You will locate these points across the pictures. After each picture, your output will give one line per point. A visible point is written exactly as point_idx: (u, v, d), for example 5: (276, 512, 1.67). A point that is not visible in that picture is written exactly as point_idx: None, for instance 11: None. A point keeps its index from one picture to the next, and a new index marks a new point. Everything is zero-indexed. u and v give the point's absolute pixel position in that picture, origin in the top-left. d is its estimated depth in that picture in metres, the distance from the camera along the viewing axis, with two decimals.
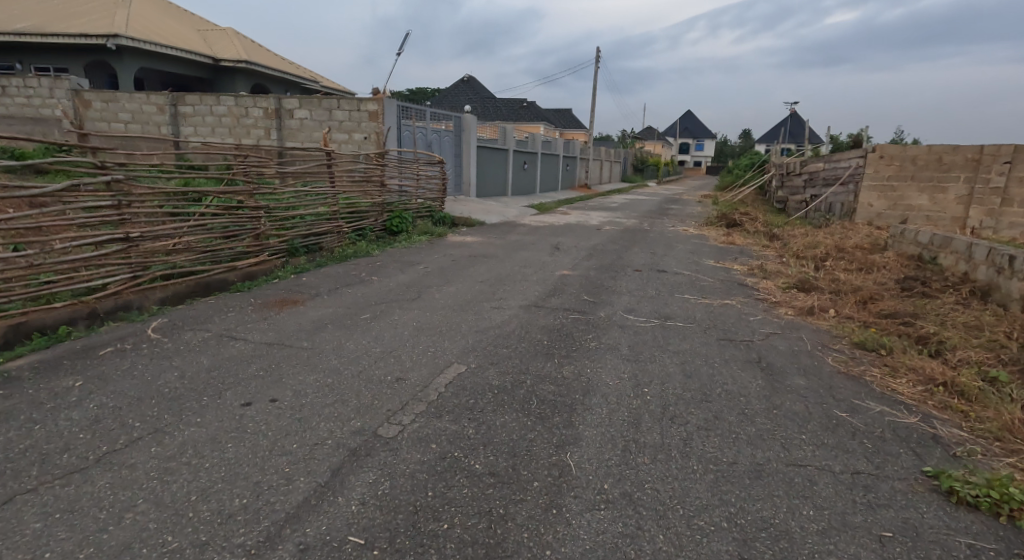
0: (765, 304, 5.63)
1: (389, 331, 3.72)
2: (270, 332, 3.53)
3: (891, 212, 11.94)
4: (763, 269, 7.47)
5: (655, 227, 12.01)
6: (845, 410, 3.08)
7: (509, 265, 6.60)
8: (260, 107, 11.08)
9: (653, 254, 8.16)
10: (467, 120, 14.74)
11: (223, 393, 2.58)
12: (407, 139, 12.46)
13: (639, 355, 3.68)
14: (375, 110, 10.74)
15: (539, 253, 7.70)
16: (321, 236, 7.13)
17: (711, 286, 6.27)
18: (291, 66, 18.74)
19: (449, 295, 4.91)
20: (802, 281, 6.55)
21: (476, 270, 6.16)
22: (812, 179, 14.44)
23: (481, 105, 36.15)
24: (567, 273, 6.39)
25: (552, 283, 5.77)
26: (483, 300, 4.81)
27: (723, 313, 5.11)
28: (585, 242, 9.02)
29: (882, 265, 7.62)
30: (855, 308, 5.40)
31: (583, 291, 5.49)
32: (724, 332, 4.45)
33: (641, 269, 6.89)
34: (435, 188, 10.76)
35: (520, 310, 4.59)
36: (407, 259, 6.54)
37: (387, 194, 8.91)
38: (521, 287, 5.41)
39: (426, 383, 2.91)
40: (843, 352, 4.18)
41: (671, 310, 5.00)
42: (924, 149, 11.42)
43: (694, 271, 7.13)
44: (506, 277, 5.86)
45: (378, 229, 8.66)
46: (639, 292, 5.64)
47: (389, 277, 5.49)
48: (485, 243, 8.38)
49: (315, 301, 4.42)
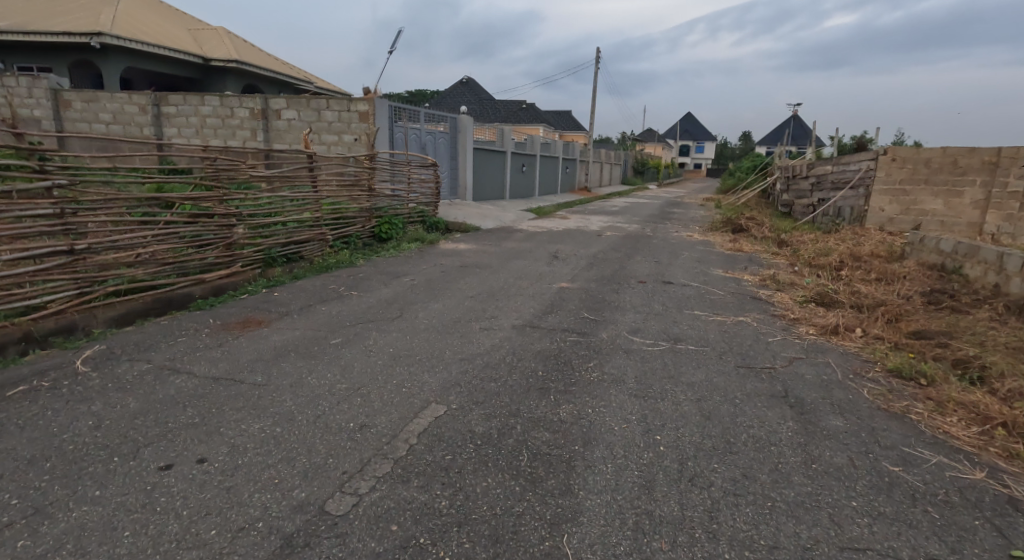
0: (782, 321, 5.16)
1: (361, 361, 3.24)
2: (221, 361, 3.05)
3: (904, 217, 11.46)
4: (775, 280, 7.00)
5: (659, 233, 11.53)
6: (897, 463, 2.61)
7: (503, 277, 6.13)
8: (247, 107, 10.63)
9: (658, 263, 7.69)
10: (463, 121, 14.33)
11: (140, 451, 2.09)
12: (400, 141, 12.03)
13: (647, 388, 3.21)
14: (365, 110, 10.37)
15: (536, 262, 7.23)
16: (303, 244, 6.65)
17: (722, 301, 5.79)
18: (284, 66, 18.29)
19: (434, 313, 4.45)
20: (821, 294, 6.07)
21: (468, 282, 5.69)
22: (819, 182, 13.97)
23: (479, 106, 35.67)
24: (565, 285, 5.92)
25: (550, 297, 5.30)
26: (473, 319, 4.34)
27: (738, 333, 4.63)
28: (586, 249, 8.55)
29: (903, 275, 7.14)
30: (883, 326, 4.93)
31: (585, 307, 5.01)
32: (741, 357, 3.98)
33: (645, 281, 6.41)
34: (428, 192, 10.31)
35: (513, 331, 4.12)
36: (393, 270, 6.06)
37: (376, 198, 8.44)
38: (515, 303, 4.94)
39: (395, 432, 2.43)
40: (877, 382, 3.70)
41: (680, 330, 4.53)
42: (938, 151, 10.95)
43: (702, 283, 6.65)
44: (500, 291, 5.39)
45: (366, 237, 8.18)
46: (644, 307, 5.17)
47: (372, 292, 5.02)
48: (480, 251, 7.91)
49: (283, 321, 3.94)
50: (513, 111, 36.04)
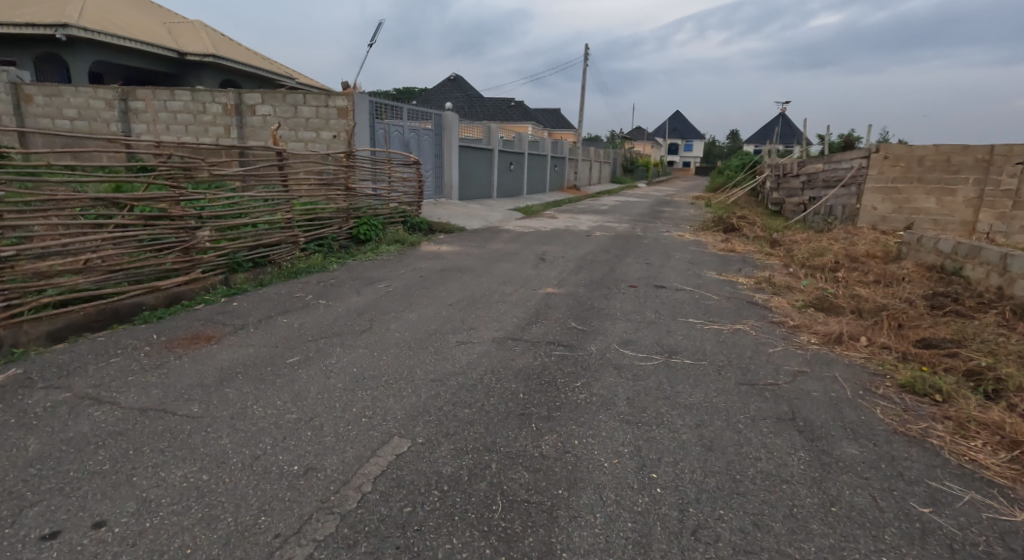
0: (781, 328, 4.85)
1: (317, 384, 2.87)
2: (154, 387, 2.67)
3: (896, 215, 11.23)
4: (771, 284, 6.70)
5: (649, 233, 11.23)
6: (924, 502, 2.30)
7: (486, 281, 5.77)
8: (219, 102, 10.24)
9: (649, 265, 7.36)
10: (448, 117, 13.95)
11: (23, 513, 1.72)
12: (382, 139, 11.61)
13: (640, 412, 2.87)
14: (344, 106, 10.01)
15: (522, 265, 6.87)
16: (271, 248, 6.24)
17: (718, 306, 5.47)
18: (264, 61, 17.80)
19: (408, 324, 4.08)
20: (820, 298, 5.77)
21: (447, 288, 5.32)
22: (810, 180, 13.75)
23: (467, 103, 35.21)
24: (552, 290, 5.58)
25: (535, 304, 4.94)
26: (449, 331, 3.98)
27: (735, 343, 4.32)
28: (574, 251, 8.19)
29: (903, 277, 6.87)
30: (888, 334, 4.63)
31: (572, 315, 4.66)
32: (741, 371, 3.65)
33: (636, 285, 6.07)
34: (411, 192, 9.91)
35: (493, 345, 3.78)
36: (368, 275, 5.68)
37: (353, 198, 8.03)
38: (497, 312, 4.58)
39: (347, 476, 2.06)
40: (890, 399, 3.38)
41: (674, 341, 4.20)
42: (931, 148, 10.74)
43: (695, 287, 6.34)
44: (481, 297, 5.02)
45: (343, 239, 7.77)
46: (635, 314, 4.83)
47: (343, 300, 4.64)
48: (463, 253, 7.53)
49: (237, 336, 3.55)
50: (500, 109, 35.67)
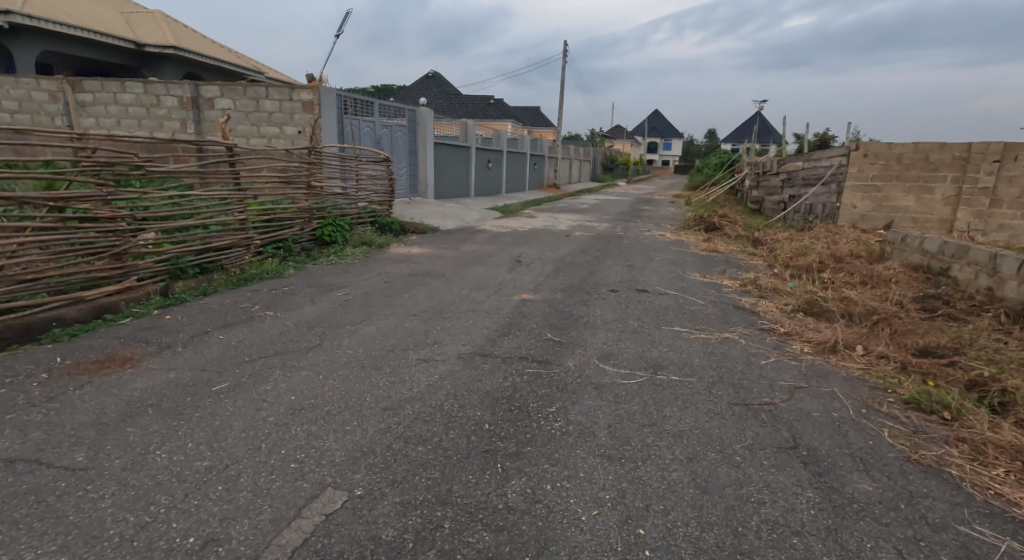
0: (771, 336, 4.51)
1: (242, 419, 2.43)
2: (37, 425, 2.24)
3: (876, 213, 11.08)
4: (757, 286, 6.39)
5: (629, 232, 10.92)
6: (953, 554, 1.95)
7: (456, 287, 5.35)
8: (174, 95, 9.66)
9: (630, 267, 7.03)
10: (422, 113, 13.47)
11: None
12: (350, 135, 11.09)
13: (622, 446, 2.49)
14: (309, 100, 9.55)
15: (495, 268, 6.45)
16: (221, 251, 5.73)
17: (703, 312, 5.13)
18: (229, 54, 17.09)
19: (363, 339, 3.64)
20: (809, 302, 5.47)
21: (412, 296, 4.89)
22: (790, 178, 13.59)
23: (445, 100, 34.69)
24: (527, 296, 5.19)
25: (507, 313, 4.53)
26: (408, 346, 3.55)
27: (723, 354, 3.97)
28: (552, 252, 7.82)
29: (890, 278, 6.62)
30: (883, 340, 4.33)
31: (548, 326, 4.26)
32: (734, 389, 3.29)
33: (617, 290, 5.71)
34: (381, 190, 9.42)
35: (458, 362, 3.36)
36: (326, 282, 5.20)
37: (316, 196, 7.53)
38: (465, 323, 4.15)
39: (257, 552, 1.67)
40: (897, 417, 3.05)
41: (658, 354, 3.83)
42: (910, 146, 10.59)
43: (679, 290, 6.00)
44: (449, 306, 4.60)
45: (305, 241, 7.27)
46: (616, 323, 4.46)
47: (294, 311, 4.18)
48: (433, 256, 7.08)
49: (158, 356, 3.08)
50: (479, 107, 35.21)
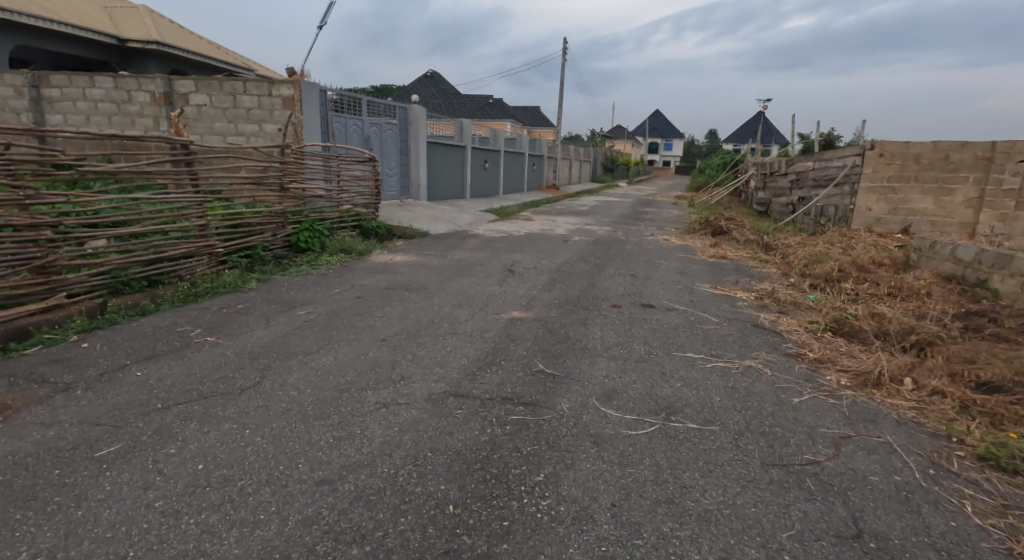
0: (800, 364, 3.88)
1: (116, 505, 1.82)
2: None
3: (892, 217, 10.43)
4: (775, 299, 5.76)
5: (631, 236, 10.30)
6: None
7: (438, 303, 4.74)
8: (146, 90, 9.11)
9: (633, 276, 6.41)
10: (414, 110, 12.85)
11: None
12: (336, 133, 10.48)
13: (629, 542, 1.89)
14: (290, 95, 9.07)
15: (485, 280, 5.82)
16: (177, 261, 5.20)
17: (718, 332, 4.50)
18: (217, 50, 16.47)
19: (314, 375, 3.01)
20: (837, 318, 4.84)
21: (384, 314, 4.26)
22: (800, 179, 12.96)
23: (444, 98, 34.09)
24: (518, 314, 4.56)
25: (492, 337, 3.91)
26: (367, 385, 2.93)
27: (747, 390, 3.33)
28: (548, 260, 7.20)
29: (922, 290, 5.97)
30: (930, 369, 3.69)
31: (540, 355, 3.63)
32: (768, 442, 2.67)
33: (619, 305, 5.09)
34: (367, 192, 8.81)
35: (425, 407, 2.73)
36: (288, 298, 4.58)
37: (291, 199, 6.92)
38: (441, 352, 3.53)
39: None
40: (974, 483, 2.42)
41: (669, 391, 3.19)
42: (928, 145, 9.95)
43: (689, 305, 5.36)
44: (424, 328, 3.97)
45: (278, 248, 6.67)
46: (619, 349, 3.84)
47: (242, 336, 3.56)
48: (417, 265, 6.45)
49: (44, 404, 2.45)
50: (478, 107, 34.60)
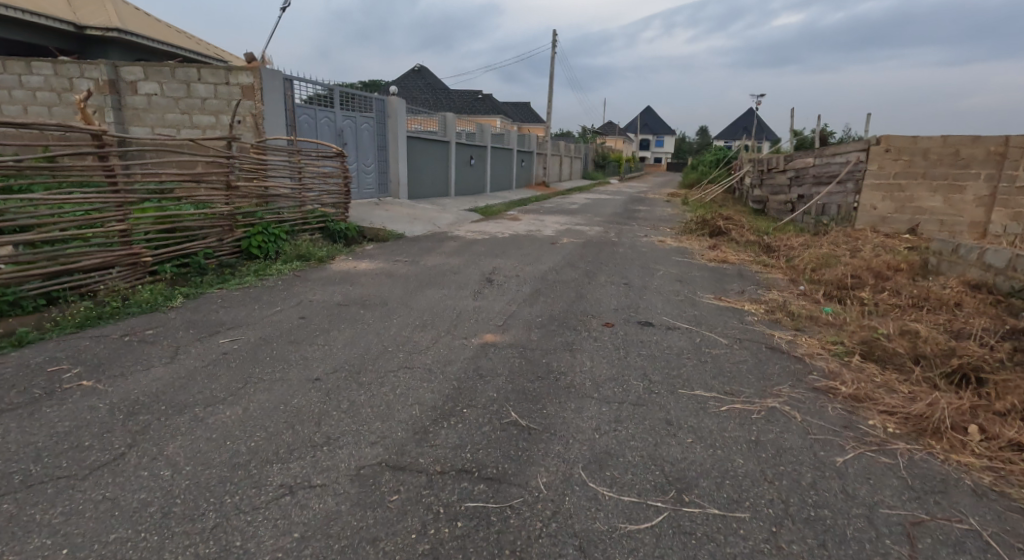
0: (833, 403, 3.16)
1: None
2: None
3: (898, 216, 9.75)
4: (788, 313, 5.06)
5: (624, 238, 9.60)
6: None
7: (396, 325, 3.98)
8: (90, 78, 8.34)
9: (627, 286, 5.70)
10: (392, 102, 12.04)
11: None
12: (304, 126, 9.66)
13: None
14: (249, 84, 8.26)
15: (457, 292, 5.06)
16: (91, 274, 4.48)
17: (729, 359, 3.79)
18: (186, 40, 15.62)
19: (205, 440, 2.24)
20: (865, 339, 4.13)
21: (326, 341, 3.50)
22: (799, 176, 12.30)
23: (431, 93, 33.22)
24: (490, 338, 3.82)
25: (455, 373, 3.16)
26: (275, 455, 2.18)
27: (776, 445, 2.61)
28: (532, 266, 6.46)
29: (951, 299, 5.28)
30: (993, 412, 2.97)
31: (513, 399, 2.88)
32: (811, 536, 1.97)
33: (612, 323, 4.36)
34: (335, 190, 8.01)
35: (347, 492, 1.99)
36: (215, 321, 3.83)
37: (241, 199, 6.13)
38: (387, 397, 2.78)
39: None
40: None
41: (677, 452, 2.47)
42: (938, 139, 9.29)
43: (692, 322, 4.63)
44: (372, 362, 3.22)
45: (226, 254, 5.88)
46: (611, 389, 3.10)
47: (132, 379, 2.79)
48: (382, 274, 5.69)
49: None
50: (466, 101, 33.72)
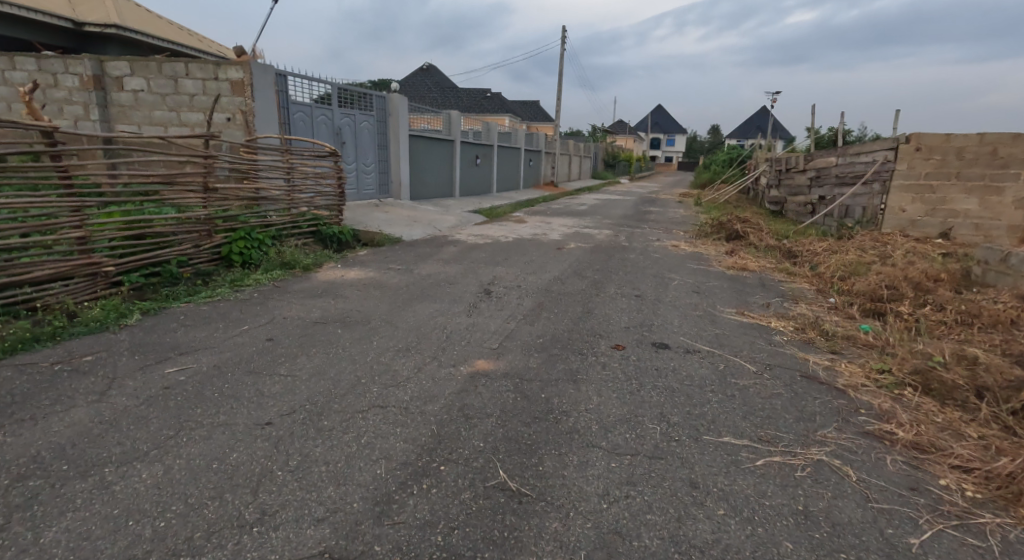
0: (892, 455, 2.62)
1: None
2: None
3: (929, 219, 9.07)
4: (820, 332, 4.51)
5: (635, 242, 9.06)
6: None
7: (374, 349, 3.47)
8: (74, 74, 7.93)
9: (639, 299, 5.16)
10: (394, 99, 11.56)
11: None
12: (300, 124, 9.20)
13: None
14: (239, 79, 7.80)
15: (449, 307, 4.55)
16: (41, 287, 4.04)
17: (759, 392, 3.25)
18: (187, 37, 15.27)
19: (101, 518, 1.77)
20: (916, 368, 3.56)
21: (291, 371, 3.01)
22: (820, 177, 11.65)
23: (439, 93, 32.81)
24: (482, 366, 3.30)
25: (435, 414, 2.66)
26: (187, 544, 1.71)
27: (829, 520, 2.08)
28: (535, 275, 5.94)
29: (1005, 317, 4.69)
30: None
31: (503, 451, 2.38)
32: None
33: (623, 346, 3.83)
34: (330, 192, 7.51)
35: None
36: (169, 342, 3.35)
37: (222, 202, 5.65)
38: (347, 451, 2.28)
39: None
40: None
41: (705, 533, 1.96)
42: (974, 137, 8.65)
43: (714, 344, 4.08)
44: (339, 399, 2.72)
45: (203, 263, 5.41)
46: (623, 436, 2.59)
47: (41, 424, 2.30)
48: (369, 285, 5.19)
49: None
50: (474, 100, 33.25)
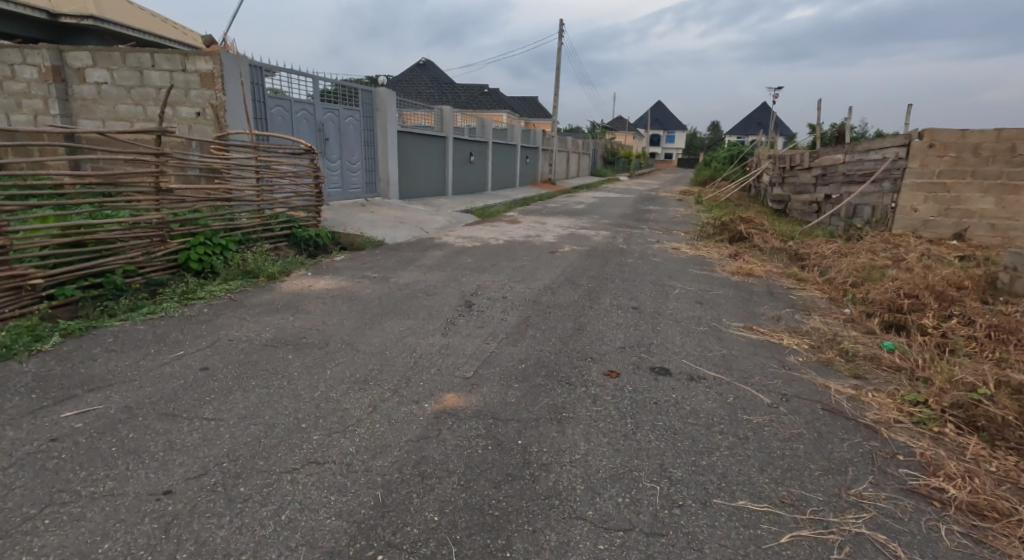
0: (945, 525, 2.12)
1: None
2: None
3: (943, 219, 8.55)
4: (840, 351, 3.99)
5: (633, 244, 8.55)
6: None
7: (324, 380, 2.95)
8: (33, 65, 7.41)
9: (637, 312, 4.64)
10: (381, 93, 11.02)
11: None
12: (278, 119, 8.67)
13: None
14: (208, 71, 7.28)
15: (421, 324, 4.03)
16: None
17: (776, 433, 2.74)
18: (171, 29, 14.77)
19: None
20: (956, 401, 3.04)
21: (216, 413, 2.50)
22: (825, 175, 11.12)
23: (435, 88, 32.20)
24: (449, 403, 2.78)
25: (382, 475, 2.15)
26: None
27: None
28: (523, 284, 5.43)
29: None
30: None
31: (462, 529, 1.89)
32: None
33: (617, 373, 3.32)
34: (307, 193, 6.97)
35: None
36: (81, 373, 2.85)
37: (179, 205, 5.11)
38: (258, 537, 1.78)
39: None
40: None
41: None
42: (991, 133, 8.13)
43: (722, 368, 3.57)
44: (266, 454, 2.21)
45: (156, 271, 4.88)
46: (614, 502, 2.09)
47: None
48: (335, 296, 4.66)
49: None
50: (471, 96, 32.67)
